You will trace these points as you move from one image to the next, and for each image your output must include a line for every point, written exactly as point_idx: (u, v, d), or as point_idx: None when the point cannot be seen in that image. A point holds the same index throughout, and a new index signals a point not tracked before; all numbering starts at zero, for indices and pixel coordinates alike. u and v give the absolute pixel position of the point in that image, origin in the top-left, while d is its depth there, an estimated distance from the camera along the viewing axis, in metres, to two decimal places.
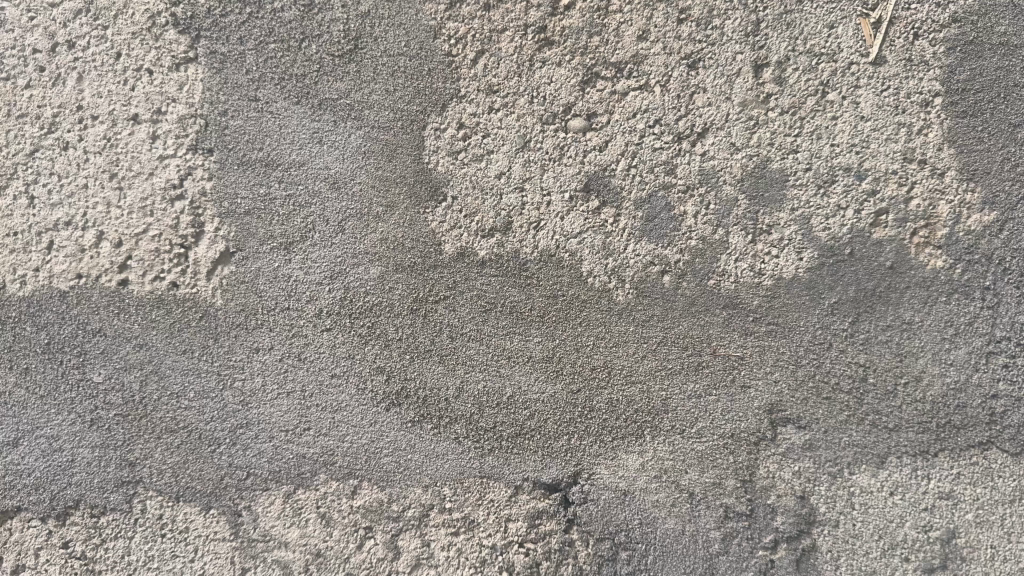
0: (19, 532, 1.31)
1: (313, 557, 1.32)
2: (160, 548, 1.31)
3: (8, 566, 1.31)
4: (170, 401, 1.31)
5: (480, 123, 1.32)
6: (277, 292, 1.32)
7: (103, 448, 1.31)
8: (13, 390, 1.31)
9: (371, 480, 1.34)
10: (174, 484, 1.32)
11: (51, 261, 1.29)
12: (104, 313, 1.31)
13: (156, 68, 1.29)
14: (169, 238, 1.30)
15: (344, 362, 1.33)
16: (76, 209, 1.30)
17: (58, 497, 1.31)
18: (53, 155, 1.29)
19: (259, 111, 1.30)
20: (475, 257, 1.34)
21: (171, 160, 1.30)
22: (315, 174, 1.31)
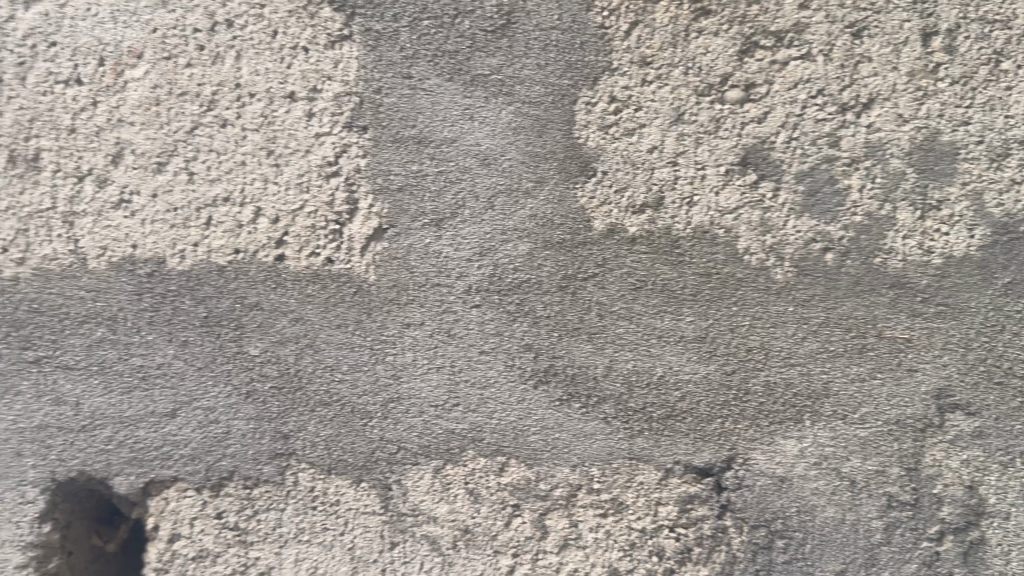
0: (174, 502, 1.31)
1: (462, 534, 1.29)
2: (312, 520, 1.30)
3: (164, 534, 1.31)
4: (325, 373, 1.31)
5: (633, 96, 1.26)
6: (428, 269, 1.30)
7: (258, 421, 1.31)
8: (172, 363, 1.31)
9: (519, 459, 1.28)
10: (327, 457, 1.31)
11: (210, 237, 1.31)
12: (262, 287, 1.31)
13: (312, 46, 1.29)
14: (325, 214, 1.30)
15: (492, 339, 1.29)
16: (235, 184, 1.30)
17: (214, 469, 1.31)
18: (212, 133, 1.30)
19: (412, 88, 1.29)
20: (626, 234, 1.27)
21: (326, 138, 1.30)
22: (466, 150, 1.29)
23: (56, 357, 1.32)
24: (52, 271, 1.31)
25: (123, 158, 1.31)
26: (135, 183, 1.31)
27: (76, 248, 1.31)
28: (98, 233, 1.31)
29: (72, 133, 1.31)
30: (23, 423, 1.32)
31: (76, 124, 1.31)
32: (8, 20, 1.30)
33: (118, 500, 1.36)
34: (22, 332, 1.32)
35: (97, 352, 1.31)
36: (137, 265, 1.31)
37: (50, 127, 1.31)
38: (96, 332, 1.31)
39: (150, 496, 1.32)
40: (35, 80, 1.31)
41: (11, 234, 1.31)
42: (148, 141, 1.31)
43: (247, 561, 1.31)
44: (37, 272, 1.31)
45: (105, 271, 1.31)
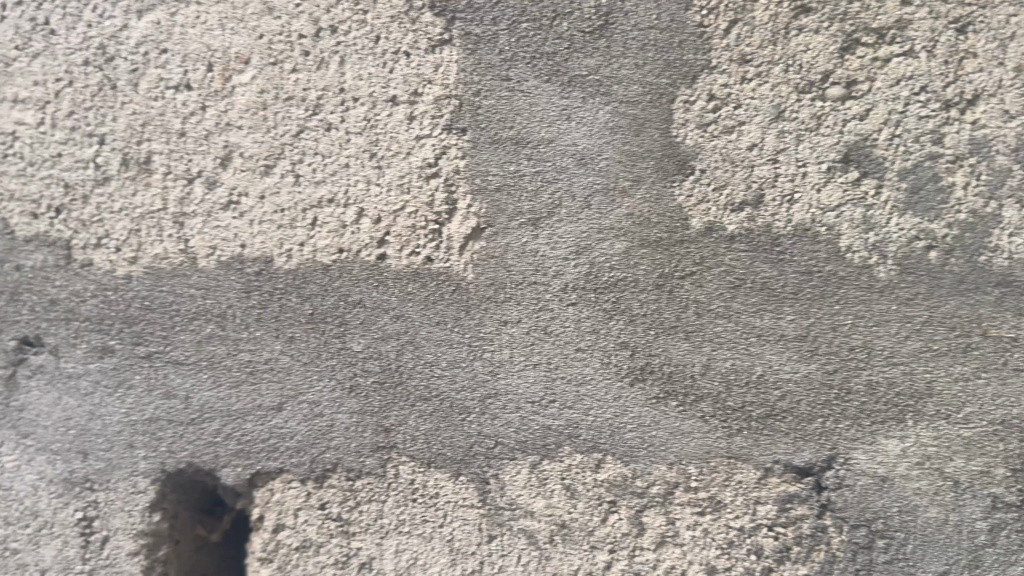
0: (280, 493, 1.33)
1: (558, 529, 1.28)
2: (411, 512, 1.31)
3: (270, 523, 1.33)
4: (424, 369, 1.32)
5: (732, 94, 1.26)
6: (525, 267, 1.30)
7: (360, 415, 1.33)
8: (279, 358, 1.34)
9: (615, 455, 1.28)
10: (427, 450, 1.31)
11: (314, 237, 1.33)
12: (364, 286, 1.32)
13: (414, 51, 1.30)
14: (425, 215, 1.31)
15: (588, 336, 1.29)
16: (339, 187, 1.32)
17: (318, 461, 1.33)
18: (317, 136, 1.32)
19: (511, 90, 1.29)
20: (725, 232, 1.27)
21: (427, 140, 1.30)
22: (563, 149, 1.29)
23: (166, 353, 1.35)
24: (162, 269, 1.35)
25: (231, 161, 1.34)
26: (243, 185, 1.34)
27: (186, 247, 1.35)
28: (207, 233, 1.34)
29: (182, 136, 1.34)
30: (135, 416, 1.36)
31: (186, 128, 1.34)
32: (122, 29, 1.35)
33: (222, 490, 1.38)
34: (134, 329, 1.35)
35: (206, 348, 1.35)
36: (246, 264, 1.34)
37: (161, 131, 1.35)
38: (205, 328, 1.35)
39: (255, 486, 1.35)
40: (147, 85, 1.35)
41: (125, 234, 1.35)
42: (256, 144, 1.33)
43: (349, 552, 1.32)
44: (148, 271, 1.35)
45: (214, 270, 1.35)
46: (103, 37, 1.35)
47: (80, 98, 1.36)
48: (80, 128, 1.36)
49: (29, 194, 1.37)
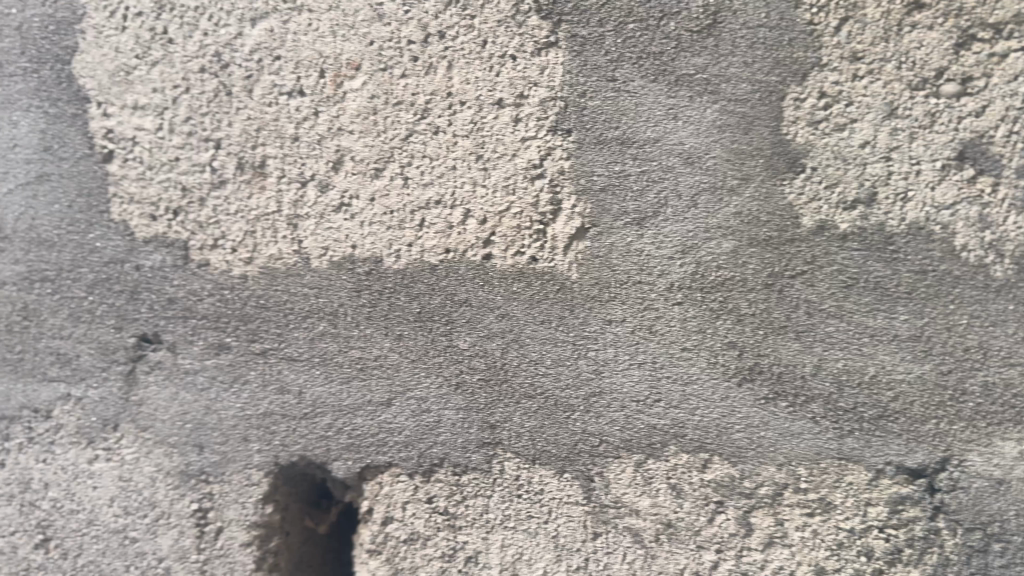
0: (388, 486, 1.34)
1: (664, 528, 1.28)
2: (517, 508, 1.31)
3: (379, 516, 1.34)
4: (529, 367, 1.32)
5: (843, 92, 1.25)
6: (630, 266, 1.30)
7: (467, 411, 1.33)
8: (388, 355, 1.36)
9: (722, 456, 1.28)
10: (532, 447, 1.31)
11: (423, 237, 1.34)
12: (470, 285, 1.33)
13: (520, 54, 1.30)
14: (530, 215, 1.31)
15: (694, 336, 1.29)
16: (446, 188, 1.33)
17: (425, 455, 1.34)
18: (425, 139, 1.33)
19: (617, 91, 1.29)
20: (836, 231, 1.26)
21: (532, 142, 1.30)
22: (670, 149, 1.28)
23: (280, 350, 1.39)
24: (277, 269, 1.39)
25: (342, 165, 1.36)
26: (354, 188, 1.35)
27: (299, 248, 1.38)
28: (320, 234, 1.37)
29: (296, 141, 1.37)
30: (249, 411, 1.39)
31: (300, 133, 1.37)
32: (236, 36, 1.38)
33: (331, 484, 1.41)
34: (249, 326, 1.40)
35: (318, 345, 1.37)
36: (356, 263, 1.36)
37: (275, 135, 1.38)
38: (317, 326, 1.38)
39: (366, 479, 1.36)
40: (261, 91, 1.37)
41: (241, 236, 1.39)
42: (366, 148, 1.35)
43: (455, 545, 1.32)
44: (263, 271, 1.39)
45: (325, 270, 1.37)
46: (219, 45, 1.38)
47: (197, 104, 1.40)
48: (197, 133, 1.40)
49: (147, 196, 1.41)
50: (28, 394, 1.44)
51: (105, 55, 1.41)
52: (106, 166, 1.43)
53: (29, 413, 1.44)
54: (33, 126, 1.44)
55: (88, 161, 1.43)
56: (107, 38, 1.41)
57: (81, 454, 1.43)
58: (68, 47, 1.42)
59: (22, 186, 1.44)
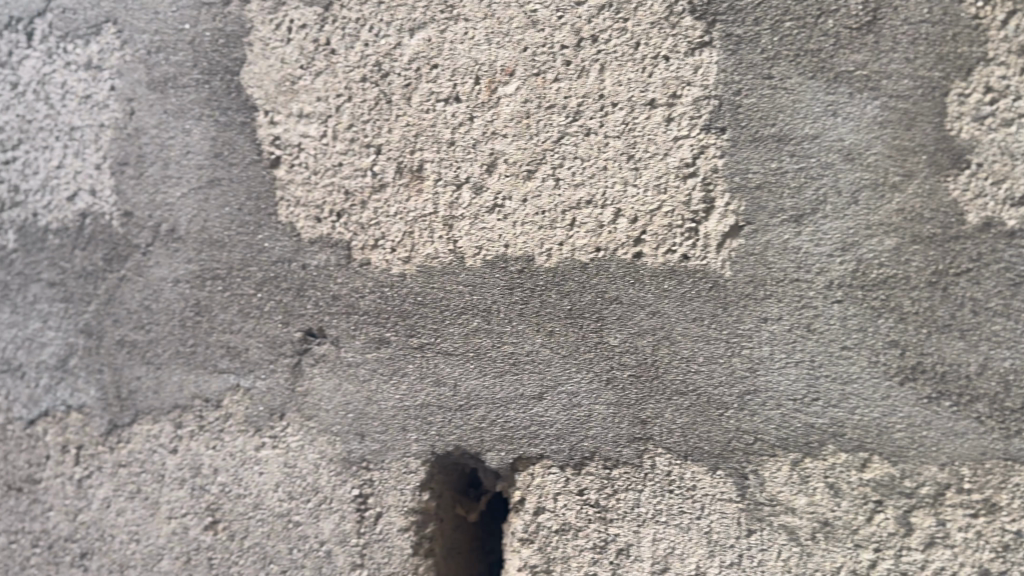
0: (540, 477, 1.36)
1: (821, 526, 1.27)
2: (669, 502, 1.31)
3: (531, 506, 1.37)
4: (681, 364, 1.32)
5: (1011, 86, 1.23)
6: (787, 264, 1.29)
7: (617, 406, 1.34)
8: (539, 351, 1.37)
9: (882, 455, 1.26)
10: (684, 444, 1.31)
11: (574, 236, 1.35)
12: (620, 283, 1.34)
13: (673, 54, 1.30)
14: (682, 214, 1.31)
15: (855, 334, 1.28)
16: (598, 188, 1.34)
17: (576, 448, 1.35)
18: (578, 141, 1.34)
19: (774, 88, 1.29)
20: (1003, 228, 1.24)
21: (685, 141, 1.30)
22: (829, 146, 1.28)
23: (437, 344, 1.43)
24: (434, 268, 1.43)
25: (496, 167, 1.38)
26: (507, 189, 1.38)
27: (455, 247, 1.41)
28: (474, 234, 1.40)
29: (452, 145, 1.40)
30: (407, 402, 1.44)
31: (455, 138, 1.40)
32: (396, 46, 1.43)
33: (483, 474, 1.45)
34: (408, 321, 1.44)
35: (473, 339, 1.41)
36: (509, 262, 1.39)
37: (432, 140, 1.41)
38: (471, 322, 1.41)
39: (517, 470, 1.38)
40: (419, 99, 1.42)
41: (399, 236, 1.44)
42: (519, 150, 1.37)
43: (607, 537, 1.33)
44: (420, 270, 1.44)
45: (479, 268, 1.40)
46: (379, 55, 1.43)
47: (359, 112, 1.45)
48: (358, 139, 1.45)
49: (312, 199, 1.49)
50: (201, 384, 1.55)
51: (271, 66, 1.49)
52: (273, 171, 1.51)
53: (200, 402, 1.55)
54: (205, 134, 1.54)
55: (256, 166, 1.51)
56: (273, 49, 1.48)
57: (248, 441, 1.52)
58: (237, 59, 1.51)
59: (195, 190, 1.54)
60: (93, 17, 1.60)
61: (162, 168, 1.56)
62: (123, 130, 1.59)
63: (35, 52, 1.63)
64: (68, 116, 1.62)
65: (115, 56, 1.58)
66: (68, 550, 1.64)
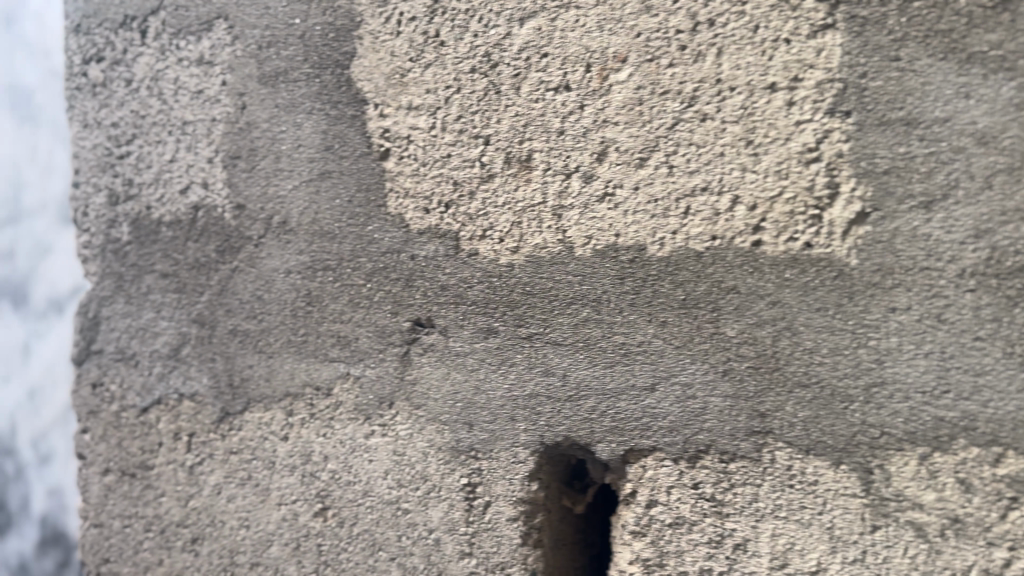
0: (653, 470, 1.34)
1: (951, 523, 1.21)
2: (789, 498, 1.27)
3: (643, 499, 1.34)
4: (803, 356, 1.27)
5: None
6: (916, 252, 1.22)
7: (735, 399, 1.30)
8: (652, 341, 1.34)
9: (1018, 451, 1.17)
10: (805, 437, 1.27)
11: (688, 225, 1.31)
12: (738, 272, 1.29)
13: (794, 37, 1.25)
14: (804, 200, 1.25)
15: (989, 324, 1.19)
16: (714, 174, 1.29)
17: (691, 442, 1.32)
18: (692, 126, 1.30)
19: (902, 70, 1.21)
20: None
21: (807, 125, 1.25)
22: (961, 129, 1.20)
23: (546, 334, 1.40)
24: (542, 258, 1.40)
25: (607, 155, 1.35)
26: (618, 177, 1.34)
27: (564, 237, 1.38)
28: (583, 223, 1.37)
29: (561, 134, 1.38)
30: (516, 392, 1.42)
31: (565, 127, 1.37)
32: (505, 36, 1.41)
33: (590, 465, 1.42)
34: (516, 311, 1.42)
35: (583, 330, 1.38)
36: (620, 251, 1.35)
37: (541, 130, 1.39)
38: (581, 313, 1.37)
39: (628, 463, 1.36)
40: (528, 89, 1.39)
41: (507, 227, 1.42)
42: (631, 138, 1.33)
43: (723, 532, 1.30)
44: (528, 260, 1.41)
45: (589, 257, 1.37)
46: (489, 45, 1.42)
47: (468, 103, 1.44)
48: (467, 130, 1.45)
49: (421, 190, 1.49)
50: (312, 373, 1.57)
51: (381, 59, 1.50)
52: (383, 163, 1.52)
53: (311, 390, 1.57)
54: (316, 128, 1.56)
55: (366, 159, 1.53)
56: (383, 42, 1.49)
57: (358, 429, 1.54)
58: (348, 52, 1.52)
59: (307, 183, 1.57)
60: (205, 14, 1.64)
61: (273, 161, 1.59)
62: (235, 124, 1.62)
63: (149, 49, 1.70)
64: (181, 111, 1.67)
65: (226, 52, 1.62)
66: (180, 534, 1.70)
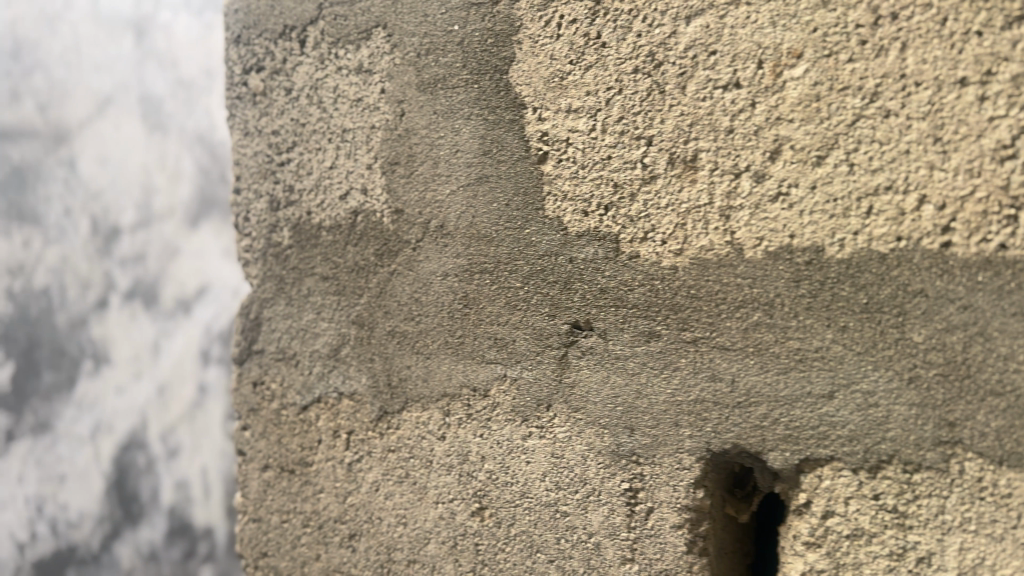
0: (829, 479, 1.27)
1: None
2: (980, 511, 1.18)
3: (818, 510, 1.28)
4: (997, 363, 1.18)
5: None
6: None
7: (921, 407, 1.22)
8: (831, 347, 1.27)
9: None
10: (999, 448, 1.17)
11: (870, 225, 1.24)
12: (926, 274, 1.21)
13: (987, 29, 1.15)
14: (998, 199, 1.16)
15: None
16: (898, 173, 1.22)
17: (872, 451, 1.25)
18: (875, 123, 1.23)
19: None
20: None
21: (1003, 121, 1.15)
22: None
23: (713, 338, 1.34)
24: (709, 260, 1.34)
25: (781, 154, 1.29)
26: (793, 177, 1.28)
27: (732, 239, 1.32)
28: (755, 225, 1.30)
29: (731, 133, 1.32)
30: (680, 397, 1.37)
31: (735, 125, 1.32)
32: (671, 35, 1.36)
33: (757, 474, 1.37)
34: (681, 315, 1.37)
35: (753, 335, 1.32)
36: (795, 253, 1.29)
37: (710, 129, 1.33)
38: (752, 316, 1.32)
39: (803, 472, 1.30)
40: (695, 87, 1.34)
41: (671, 229, 1.37)
42: (808, 135, 1.27)
43: (906, 545, 1.23)
44: (694, 262, 1.35)
45: (761, 259, 1.31)
46: (653, 45, 1.37)
47: (630, 103, 1.40)
48: (629, 131, 1.40)
49: (579, 193, 1.45)
50: (469, 374, 1.57)
51: (540, 62, 1.47)
52: (541, 167, 1.49)
53: (468, 392, 1.57)
54: (474, 133, 1.55)
55: (524, 163, 1.50)
56: (543, 45, 1.47)
57: (516, 430, 1.51)
58: (507, 57, 1.51)
59: (465, 187, 1.57)
60: (363, 23, 1.66)
61: (432, 166, 1.60)
62: (394, 131, 1.64)
63: (308, 59, 1.73)
64: (340, 119, 1.70)
65: (385, 60, 1.64)
66: (338, 530, 1.73)
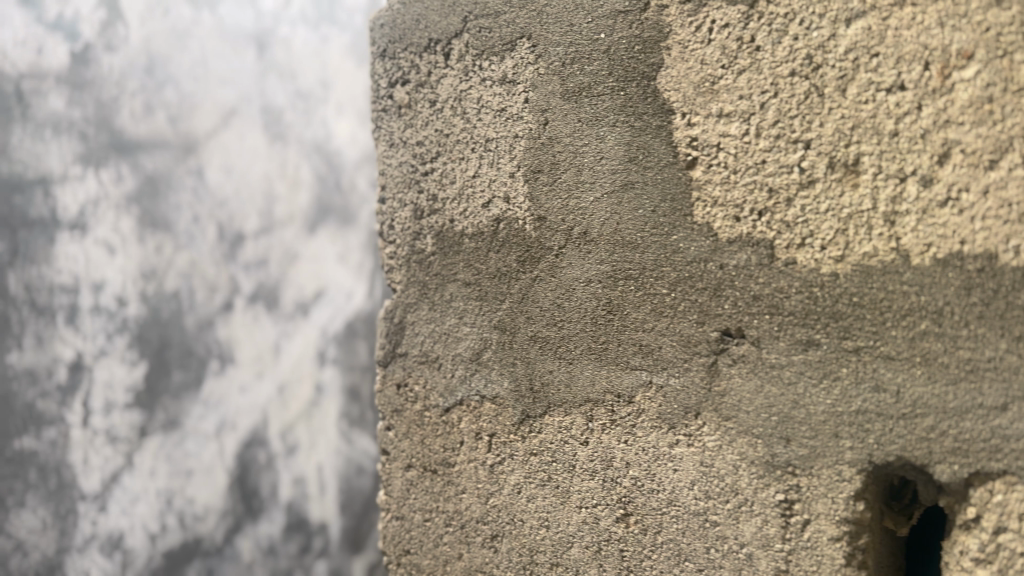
0: (1002, 494, 1.21)
1: None
2: None
3: (990, 526, 1.21)
4: None
5: None
6: None
7: None
8: (1006, 358, 1.21)
9: None
10: None
11: None
12: None
13: None
14: None
15: None
16: None
17: None
18: None
19: None
20: None
21: None
22: None
23: (877, 348, 1.31)
24: (873, 267, 1.31)
25: (950, 158, 1.24)
26: (964, 181, 1.23)
27: (897, 245, 1.29)
28: (922, 230, 1.27)
29: (896, 136, 1.29)
30: (841, 407, 1.34)
31: (900, 128, 1.28)
32: (830, 38, 1.34)
33: (920, 487, 1.32)
34: (842, 323, 1.34)
35: (920, 344, 1.28)
36: (966, 260, 1.24)
37: (873, 132, 1.30)
38: (919, 325, 1.28)
39: (973, 486, 1.24)
40: (856, 90, 1.32)
41: (831, 234, 1.34)
42: (980, 138, 1.22)
43: None
44: (857, 268, 1.32)
45: (929, 266, 1.27)
46: (811, 47, 1.35)
47: (786, 107, 1.38)
48: (785, 135, 1.38)
49: (731, 199, 1.43)
50: (613, 381, 1.57)
51: (690, 68, 1.47)
52: (689, 173, 1.48)
53: (612, 398, 1.57)
54: (620, 140, 1.55)
55: (672, 169, 1.50)
56: (693, 51, 1.47)
57: (662, 437, 1.51)
58: (655, 63, 1.51)
59: (609, 195, 1.57)
60: (508, 34, 1.69)
61: (575, 174, 1.61)
62: (537, 139, 1.66)
63: (452, 71, 1.78)
64: (483, 129, 1.73)
65: (530, 70, 1.66)
66: (480, 531, 1.75)
